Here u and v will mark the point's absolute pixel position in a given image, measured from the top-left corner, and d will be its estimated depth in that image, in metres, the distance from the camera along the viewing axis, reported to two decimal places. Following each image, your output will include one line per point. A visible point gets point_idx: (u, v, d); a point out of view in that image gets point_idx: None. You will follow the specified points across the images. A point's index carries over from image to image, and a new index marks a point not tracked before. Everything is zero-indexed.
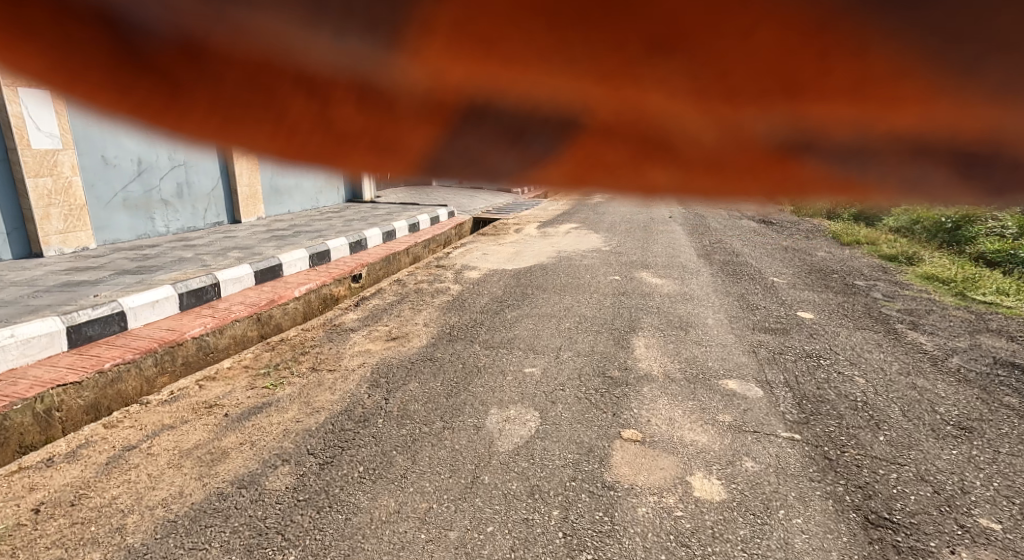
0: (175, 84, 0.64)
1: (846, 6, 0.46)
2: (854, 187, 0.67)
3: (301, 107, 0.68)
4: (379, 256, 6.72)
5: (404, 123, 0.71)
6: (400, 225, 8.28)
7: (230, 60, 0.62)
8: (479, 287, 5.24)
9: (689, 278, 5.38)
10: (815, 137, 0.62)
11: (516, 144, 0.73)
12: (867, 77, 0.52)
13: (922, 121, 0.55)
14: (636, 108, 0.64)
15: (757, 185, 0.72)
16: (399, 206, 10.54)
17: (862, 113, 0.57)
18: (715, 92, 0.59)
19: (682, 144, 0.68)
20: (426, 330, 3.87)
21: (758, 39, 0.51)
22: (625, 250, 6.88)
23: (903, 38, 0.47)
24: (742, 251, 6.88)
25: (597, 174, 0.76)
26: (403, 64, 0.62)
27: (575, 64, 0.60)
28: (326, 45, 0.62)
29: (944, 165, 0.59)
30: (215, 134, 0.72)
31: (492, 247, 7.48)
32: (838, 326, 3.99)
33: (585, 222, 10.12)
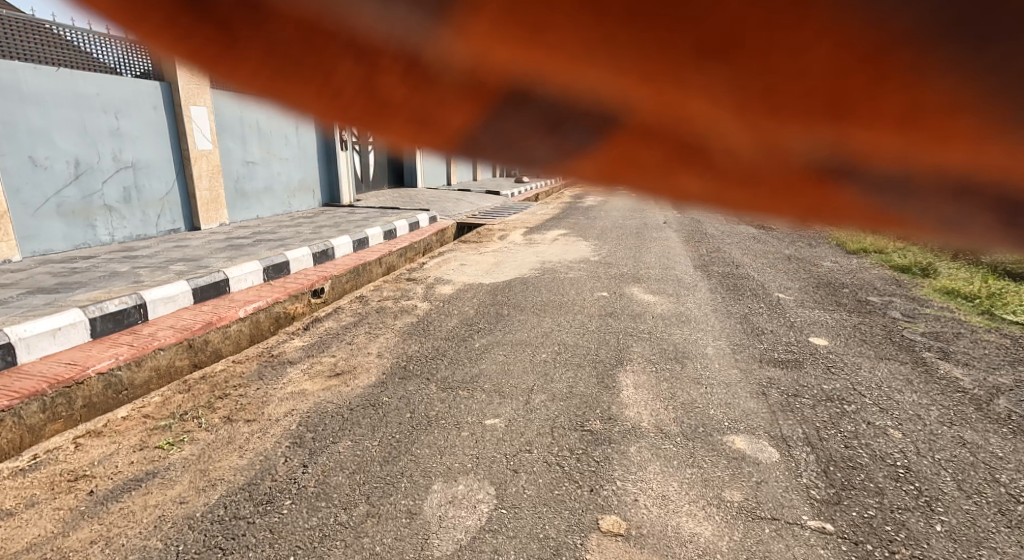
0: (230, 32, 0.80)
1: (907, 28, 0.52)
2: (889, 217, 0.78)
3: (350, 69, 0.83)
4: (346, 267, 6.15)
5: (446, 99, 0.86)
6: (375, 231, 7.71)
7: (287, 18, 0.77)
8: (449, 303, 4.67)
9: (684, 294, 4.82)
10: (857, 160, 0.71)
11: (553, 132, 0.89)
12: (918, 107, 0.59)
13: (966, 155, 0.62)
14: (673, 109, 0.75)
15: (794, 198, 0.81)
16: (378, 210, 9.97)
17: (905, 140, 0.64)
18: (760, 103, 0.68)
19: (720, 152, 0.79)
20: (376, 363, 3.30)
21: (815, 53, 0.58)
22: (615, 260, 6.32)
23: (958, 73, 0.53)
24: (742, 263, 6.32)
25: (626, 170, 0.92)
26: (450, 40, 0.74)
27: (613, 60, 0.69)
28: (372, 11, 0.73)
29: (987, 206, 0.69)
30: (266, 83, 0.88)
31: (472, 256, 6.91)
32: (858, 356, 3.43)
33: (574, 228, 9.55)
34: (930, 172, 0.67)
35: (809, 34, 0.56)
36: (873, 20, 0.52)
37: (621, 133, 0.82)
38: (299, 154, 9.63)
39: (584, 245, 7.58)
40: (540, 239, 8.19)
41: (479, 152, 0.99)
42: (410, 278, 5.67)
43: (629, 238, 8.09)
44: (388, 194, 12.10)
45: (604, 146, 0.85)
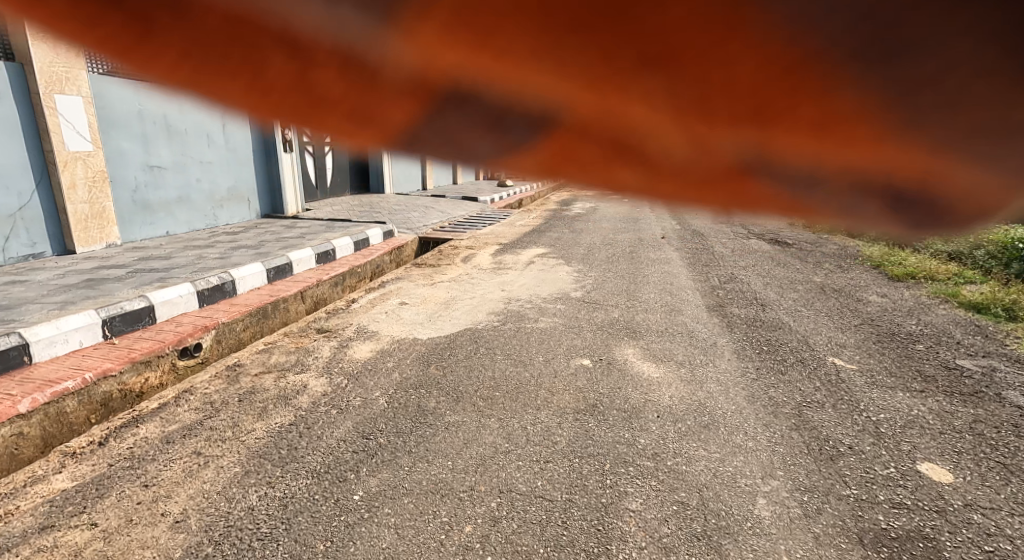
0: (148, 21, 0.65)
1: (826, 45, 0.50)
2: (798, 206, 0.75)
3: (283, 66, 0.69)
4: (246, 308, 4.67)
5: (386, 96, 0.72)
6: (306, 253, 6.23)
7: (210, 10, 0.63)
8: (354, 382, 3.19)
9: (698, 364, 3.35)
10: (771, 161, 0.68)
11: (496, 129, 0.76)
12: (835, 117, 0.58)
13: (875, 158, 0.62)
14: (612, 114, 0.68)
15: (713, 196, 0.78)
16: (323, 224, 8.46)
17: (817, 145, 0.63)
18: (694, 109, 0.64)
19: (654, 154, 0.72)
20: (161, 544, 1.83)
21: (744, 66, 0.56)
22: (603, 298, 4.89)
23: (862, 87, 0.53)
24: (768, 303, 4.84)
25: (568, 167, 0.80)
26: (397, 43, 0.63)
27: (562, 63, 0.62)
28: (315, 11, 0.61)
29: (878, 198, 0.69)
30: (192, 82, 0.73)
31: (420, 290, 5.44)
32: (1020, 520, 2.00)
33: (555, 245, 8.12)
34: (838, 171, 0.66)
35: (737, 49, 0.54)
36: (788, 36, 0.50)
37: (566, 136, 0.74)
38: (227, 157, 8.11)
39: (565, 271, 6.14)
40: (510, 263, 6.72)
41: (421, 148, 0.83)
42: (325, 329, 4.20)
43: (620, 262, 6.63)
44: (343, 205, 10.57)
45: (549, 148, 0.77)
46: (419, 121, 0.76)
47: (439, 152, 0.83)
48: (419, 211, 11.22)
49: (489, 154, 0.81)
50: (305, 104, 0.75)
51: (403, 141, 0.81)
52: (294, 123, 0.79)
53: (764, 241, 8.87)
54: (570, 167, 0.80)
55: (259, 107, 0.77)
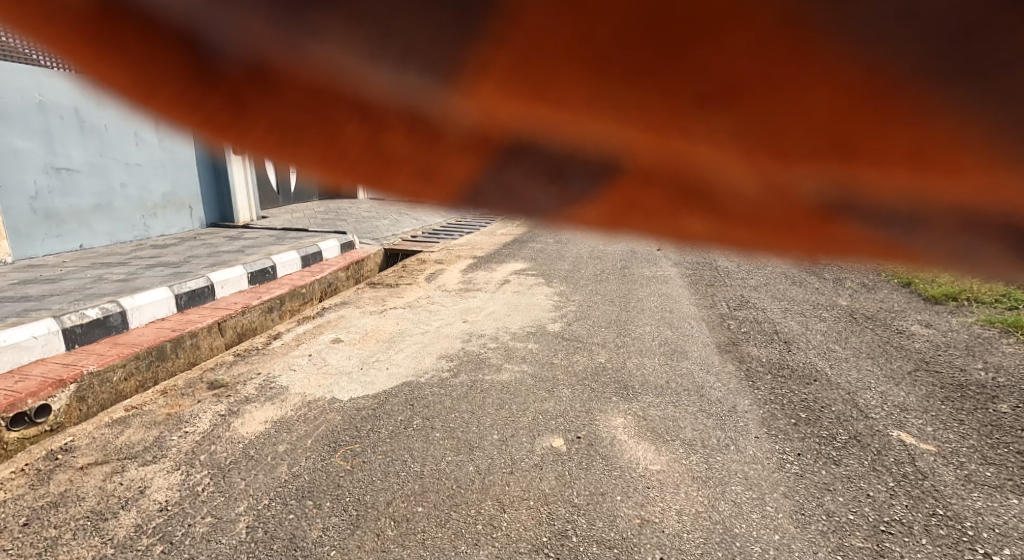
0: (241, 102, 0.72)
1: (905, 67, 0.45)
2: (898, 252, 0.62)
3: (354, 134, 0.73)
4: (133, 348, 3.68)
5: (449, 155, 0.72)
6: (237, 271, 5.27)
7: (294, 82, 0.68)
8: (219, 482, 2.18)
9: (715, 449, 2.41)
10: (862, 201, 0.57)
11: (556, 180, 0.71)
12: (934, 143, 0.49)
13: (973, 189, 0.52)
14: (676, 159, 0.62)
15: (795, 244, 0.67)
16: (274, 235, 7.47)
17: (914, 177, 0.53)
18: (763, 153, 0.57)
19: (724, 199, 0.64)
20: None
21: (819, 96, 0.49)
22: (588, 335, 3.99)
23: (951, 98, 0.45)
24: (794, 344, 3.87)
25: (624, 219, 0.73)
26: (458, 101, 0.63)
27: (620, 109, 0.58)
28: (381, 77, 0.64)
29: (998, 240, 0.56)
30: (273, 153, 0.78)
31: (365, 321, 4.48)
32: None
33: (536, 259, 7.19)
34: (943, 208, 0.55)
35: (808, 79, 0.49)
36: (871, 61, 0.45)
37: (625, 182, 0.67)
38: (161, 157, 7.07)
39: (543, 294, 5.22)
40: (482, 284, 5.77)
41: (490, 210, 0.79)
42: (220, 381, 3.20)
43: (610, 282, 5.67)
44: (304, 214, 9.57)
45: (604, 198, 0.70)
46: (482, 176, 0.73)
47: (505, 209, 0.77)
48: (390, 219, 10.24)
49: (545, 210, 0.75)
50: (370, 174, 0.77)
51: (464, 199, 0.78)
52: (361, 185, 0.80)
53: (771, 253, 7.96)
54: (632, 215, 0.71)
55: (332, 173, 0.79)
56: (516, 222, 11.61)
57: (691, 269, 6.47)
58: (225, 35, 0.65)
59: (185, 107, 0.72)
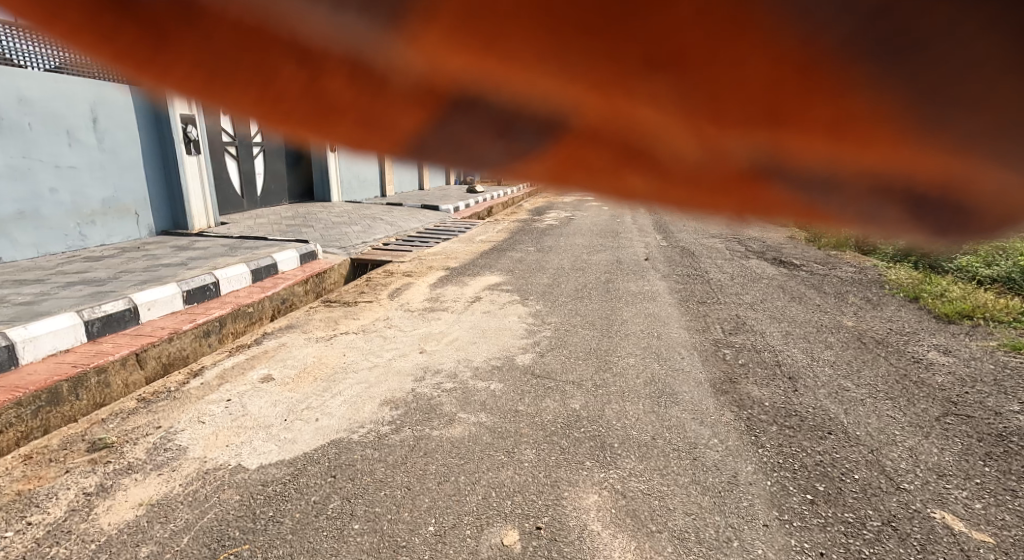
0: (164, 31, 0.77)
1: (838, 40, 0.56)
2: (813, 212, 0.81)
3: (292, 75, 0.81)
4: (14, 392, 3.08)
5: (394, 100, 0.83)
6: (170, 291, 4.69)
7: (225, 21, 0.74)
8: None
9: (715, 550, 1.87)
10: (784, 162, 0.74)
11: (503, 134, 0.85)
12: (845, 114, 0.64)
13: (882, 159, 0.67)
14: (628, 117, 0.77)
15: (729, 204, 0.84)
16: (229, 244, 6.86)
17: (831, 145, 0.69)
18: (705, 110, 0.72)
19: (666, 158, 0.82)
20: None
21: (754, 66, 0.63)
22: (564, 370, 3.44)
23: (876, 86, 0.59)
24: (801, 383, 3.32)
25: (580, 169, 0.88)
26: (403, 48, 0.73)
27: (569, 66, 0.72)
28: (322, 19, 0.72)
29: (898, 203, 0.73)
30: (193, 91, 0.86)
31: (308, 351, 3.89)
32: None
33: (513, 270, 6.63)
34: (855, 174, 0.71)
35: (749, 49, 0.62)
36: (805, 35, 0.57)
37: (579, 139, 0.83)
38: (100, 159, 6.48)
39: (516, 315, 4.67)
40: (450, 302, 5.18)
41: (431, 156, 0.91)
42: (103, 440, 2.60)
43: (592, 301, 5.11)
44: (268, 221, 8.95)
45: (560, 151, 0.85)
46: (428, 123, 0.85)
47: (453, 157, 0.90)
48: (361, 225, 9.62)
49: (496, 159, 0.89)
50: (313, 115, 0.86)
51: (409, 144, 0.89)
52: (297, 127, 0.89)
53: (765, 265, 7.45)
54: (584, 164, 0.87)
55: (268, 110, 0.88)
56: (497, 228, 11.04)
57: (681, 284, 5.91)
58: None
59: (97, 39, 0.77)
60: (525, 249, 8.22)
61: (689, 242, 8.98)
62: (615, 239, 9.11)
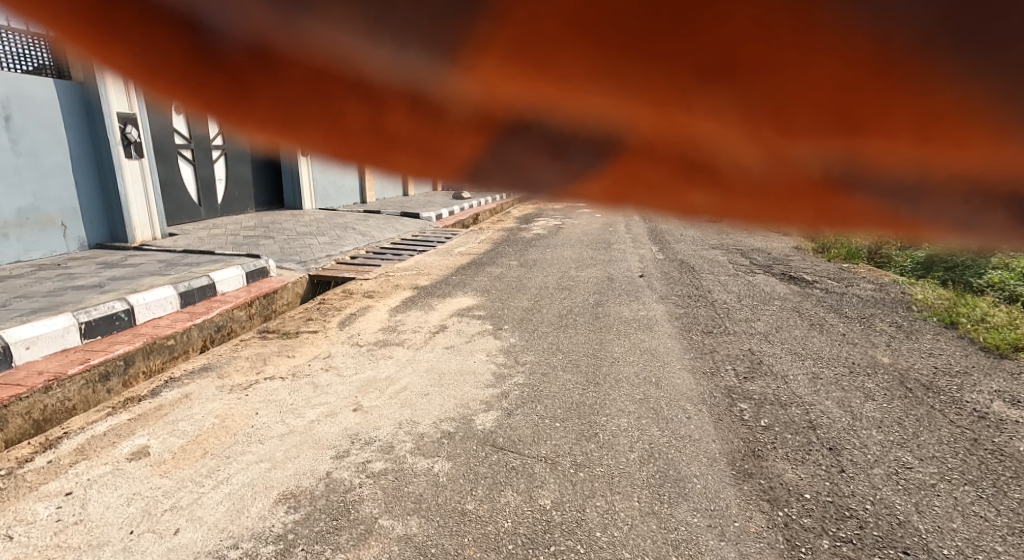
0: (243, 83, 0.78)
1: (913, 34, 0.53)
2: (900, 222, 0.74)
3: (358, 112, 0.82)
4: None
5: (451, 131, 0.85)
6: (62, 320, 3.86)
7: (297, 65, 0.76)
8: None
9: None
10: (865, 171, 0.69)
11: (558, 156, 0.86)
12: (929, 112, 0.59)
13: (979, 157, 0.62)
14: (683, 131, 0.74)
15: (798, 214, 0.78)
16: (162, 261, 5.99)
17: (913, 147, 0.63)
18: (766, 121, 0.68)
19: (730, 171, 0.77)
20: None
21: (817, 71, 0.59)
22: (537, 438, 2.65)
23: (958, 73, 0.55)
24: (847, 458, 2.53)
25: (642, 187, 0.84)
26: (458, 77, 0.75)
27: (626, 85, 0.70)
28: (383, 58, 0.75)
29: (995, 204, 0.66)
30: (274, 133, 0.87)
31: (212, 406, 3.05)
32: None
33: (490, 291, 5.84)
34: (943, 177, 0.65)
35: (813, 56, 0.58)
36: (874, 36, 0.55)
37: (636, 153, 0.81)
38: (14, 164, 5.66)
39: (485, 353, 3.88)
40: (409, 333, 4.37)
41: (488, 181, 0.92)
42: None
43: (576, 333, 4.30)
44: (223, 232, 8.10)
45: (617, 168, 0.83)
46: (484, 150, 0.87)
47: (508, 180, 0.91)
48: (328, 237, 8.79)
49: (558, 181, 0.89)
50: (372, 144, 0.89)
51: (469, 172, 0.92)
52: (361, 159, 0.91)
53: (773, 282, 6.68)
54: (642, 184, 0.84)
55: (336, 144, 0.89)
56: (480, 239, 10.26)
57: (681, 308, 5.09)
58: (225, 20, 0.71)
59: (189, 92, 0.78)
60: (506, 263, 7.44)
61: (687, 255, 8.21)
62: (607, 252, 8.33)
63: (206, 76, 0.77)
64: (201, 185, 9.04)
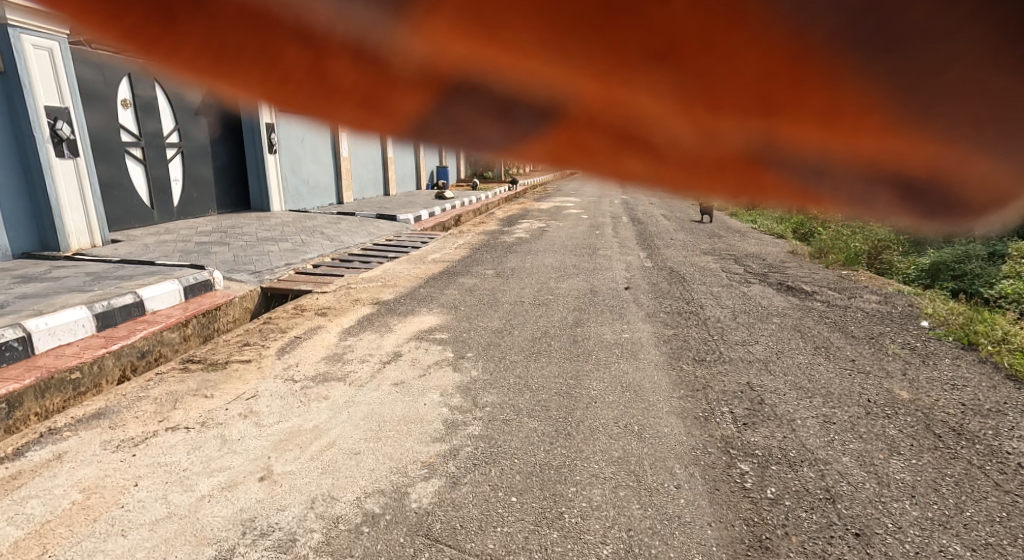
0: (170, 13, 0.72)
1: (824, 35, 0.56)
2: (807, 194, 0.80)
3: (295, 58, 0.77)
4: None
5: (397, 88, 0.81)
6: None
7: (229, 4, 0.71)
8: None
9: None
10: (781, 150, 0.74)
11: (503, 118, 0.84)
12: (835, 100, 0.63)
13: (874, 146, 0.67)
14: (624, 107, 0.77)
15: (725, 184, 0.84)
16: (88, 274, 5.36)
17: (822, 132, 0.68)
18: (699, 100, 0.72)
19: (664, 141, 0.81)
20: None
21: (743, 58, 0.62)
22: (483, 528, 2.08)
23: (870, 71, 0.58)
24: (880, 553, 2.00)
25: (579, 153, 0.88)
26: (407, 36, 0.71)
27: (571, 59, 0.71)
28: (329, 8, 0.69)
29: (888, 188, 0.73)
30: (204, 74, 0.81)
31: (85, 473, 2.43)
32: None
33: (459, 307, 5.26)
34: (847, 160, 0.71)
35: (740, 42, 0.61)
36: (790, 28, 0.56)
37: (579, 126, 0.83)
38: None
39: (439, 392, 3.31)
40: (356, 363, 3.78)
41: (431, 137, 0.91)
42: None
43: (549, 365, 3.74)
44: (173, 238, 7.47)
45: (557, 133, 0.85)
46: (432, 108, 0.84)
47: (452, 139, 0.90)
48: (291, 243, 8.17)
49: (499, 143, 0.89)
50: (321, 98, 0.84)
51: (414, 129, 0.90)
52: (306, 112, 0.88)
53: (770, 294, 6.14)
54: (583, 152, 0.88)
55: (277, 94, 0.85)
56: (457, 243, 9.67)
57: (671, 329, 4.53)
58: None
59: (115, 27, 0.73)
60: (481, 273, 6.86)
61: (677, 263, 7.65)
62: (591, 260, 7.77)
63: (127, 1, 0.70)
64: (154, 186, 8.41)
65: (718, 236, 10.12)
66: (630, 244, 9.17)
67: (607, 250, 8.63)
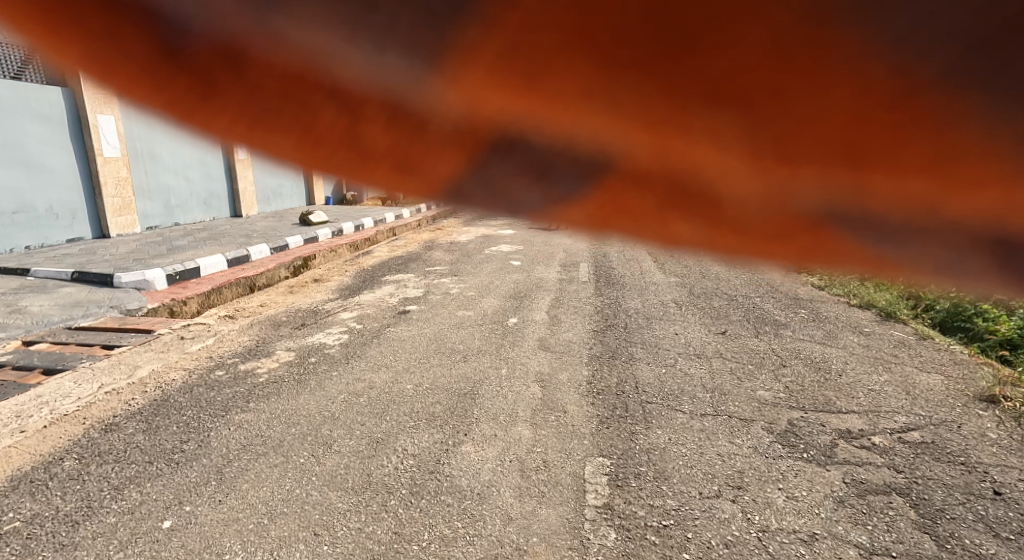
0: (211, 82, 1.09)
1: (935, 72, 0.76)
2: (889, 262, 0.99)
3: (332, 118, 1.14)
4: None
5: (432, 149, 1.22)
6: None
7: (269, 69, 1.07)
8: None
9: None
10: (857, 207, 0.93)
11: (547, 177, 1.21)
12: (951, 152, 0.81)
13: (975, 199, 0.85)
14: (693, 161, 0.99)
15: (801, 241, 1.02)
16: None
17: (930, 185, 0.85)
18: (777, 156, 0.93)
19: (746, 200, 1.00)
20: None
21: (838, 104, 0.83)
22: None
23: (978, 121, 0.77)
24: None
25: (625, 205, 1.16)
26: (441, 89, 1.01)
27: (629, 114, 0.97)
28: (362, 61, 1.03)
29: (987, 250, 0.90)
30: (256, 130, 1.19)
31: None
32: None
33: None
34: (915, 216, 0.90)
35: (830, 82, 0.81)
36: (894, 71, 0.77)
37: (650, 183, 1.04)
38: None
39: None
40: None
41: (469, 199, 1.35)
42: None
43: None
44: None
45: (601, 196, 1.19)
46: (465, 167, 1.25)
47: (489, 188, 1.29)
48: None
49: (536, 200, 1.29)
50: (352, 157, 1.25)
51: (449, 188, 1.32)
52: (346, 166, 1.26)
53: None
54: (622, 209, 1.18)
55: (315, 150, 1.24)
56: (118, 383, 3.67)
57: None
58: (200, 17, 1.00)
59: (162, 87, 1.07)
60: None
61: None
62: None
63: (171, 77, 1.06)
64: None
65: (778, 364, 4.28)
66: (566, 409, 3.28)
67: (479, 461, 2.75)
